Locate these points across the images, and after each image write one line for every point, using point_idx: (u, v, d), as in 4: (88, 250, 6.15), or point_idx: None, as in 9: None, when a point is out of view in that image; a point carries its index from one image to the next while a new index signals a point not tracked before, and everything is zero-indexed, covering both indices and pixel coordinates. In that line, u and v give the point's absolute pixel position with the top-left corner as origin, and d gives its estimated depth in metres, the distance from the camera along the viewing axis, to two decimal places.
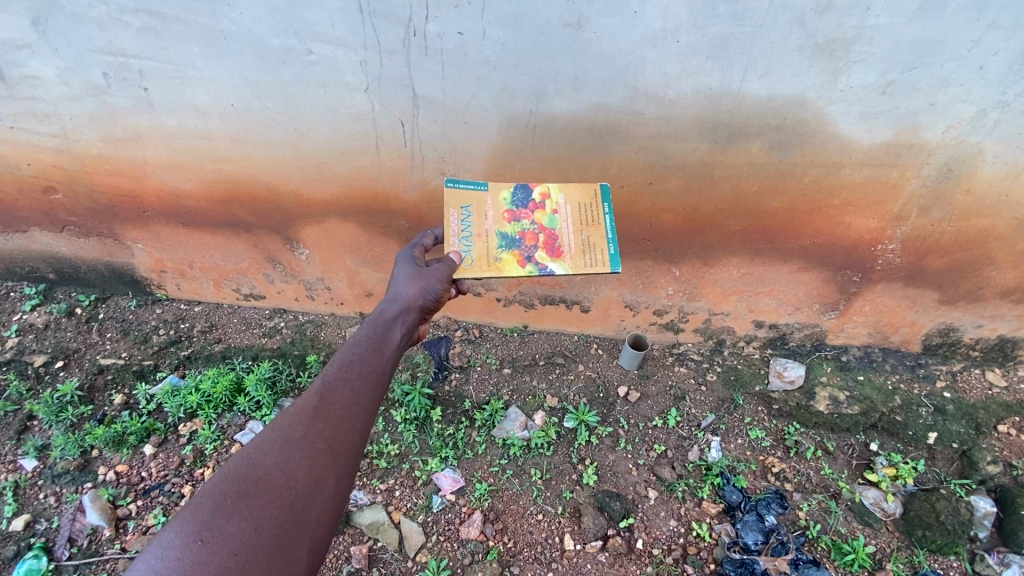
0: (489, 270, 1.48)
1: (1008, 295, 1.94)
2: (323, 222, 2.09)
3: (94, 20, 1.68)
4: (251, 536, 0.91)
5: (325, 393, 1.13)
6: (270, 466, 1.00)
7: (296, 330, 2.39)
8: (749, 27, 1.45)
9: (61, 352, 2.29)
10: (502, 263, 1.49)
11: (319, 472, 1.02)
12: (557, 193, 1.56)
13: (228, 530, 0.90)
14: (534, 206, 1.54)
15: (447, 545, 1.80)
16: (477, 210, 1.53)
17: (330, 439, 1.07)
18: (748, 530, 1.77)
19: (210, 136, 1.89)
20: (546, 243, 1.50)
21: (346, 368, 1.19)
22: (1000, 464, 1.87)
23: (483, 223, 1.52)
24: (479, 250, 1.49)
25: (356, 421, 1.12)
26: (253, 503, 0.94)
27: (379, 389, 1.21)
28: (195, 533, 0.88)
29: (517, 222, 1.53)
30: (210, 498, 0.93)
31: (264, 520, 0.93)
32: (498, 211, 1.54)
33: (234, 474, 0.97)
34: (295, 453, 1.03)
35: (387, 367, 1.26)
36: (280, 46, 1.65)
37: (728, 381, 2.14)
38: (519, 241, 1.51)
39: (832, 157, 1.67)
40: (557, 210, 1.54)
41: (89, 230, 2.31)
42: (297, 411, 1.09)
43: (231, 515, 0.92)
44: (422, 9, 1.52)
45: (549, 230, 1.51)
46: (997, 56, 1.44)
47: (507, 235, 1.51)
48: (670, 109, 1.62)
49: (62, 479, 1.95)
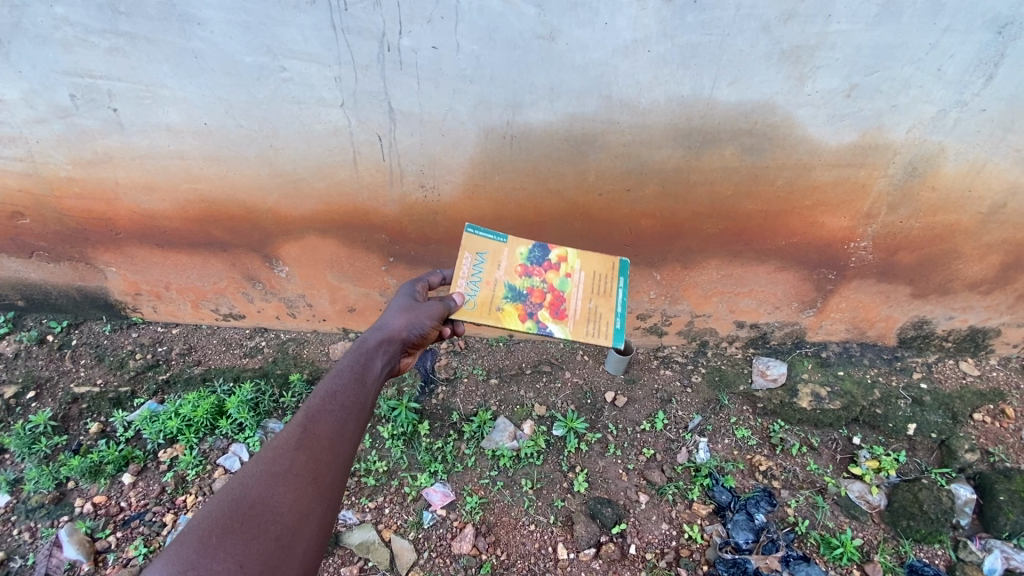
0: (490, 318, 1.48)
1: (977, 287, 2.00)
2: (302, 239, 2.07)
3: (59, 41, 1.65)
4: (236, 571, 0.90)
5: (310, 424, 1.13)
6: (256, 499, 0.99)
7: (278, 349, 2.36)
8: (717, 36, 1.49)
9: (32, 382, 2.22)
10: (504, 314, 1.49)
11: (305, 505, 1.01)
12: (574, 258, 1.60)
13: (214, 567, 0.90)
14: (549, 266, 1.58)
15: (439, 562, 1.78)
16: (492, 258, 1.55)
17: (314, 470, 1.06)
18: (739, 530, 1.78)
19: (183, 156, 1.87)
20: (551, 305, 1.53)
21: (330, 399, 1.18)
22: (978, 451, 1.92)
23: (494, 272, 1.54)
24: (484, 297, 1.50)
25: (340, 453, 1.11)
26: (239, 539, 0.94)
27: (363, 419, 1.20)
28: (181, 571, 0.88)
29: (528, 278, 1.56)
30: (196, 533, 0.93)
31: (249, 556, 0.92)
32: (511, 263, 1.56)
33: (220, 510, 0.97)
34: (281, 486, 1.02)
35: (370, 396, 1.25)
36: (252, 64, 1.63)
37: (712, 382, 2.17)
38: (526, 295, 1.53)
39: (802, 159, 1.71)
40: (570, 274, 1.58)
41: (59, 255, 2.25)
42: (280, 444, 1.08)
43: (217, 552, 0.91)
44: (395, 24, 1.53)
45: (558, 292, 1.55)
46: (953, 58, 1.50)
47: (516, 288, 1.53)
48: (644, 117, 1.65)
49: (36, 513, 1.88)
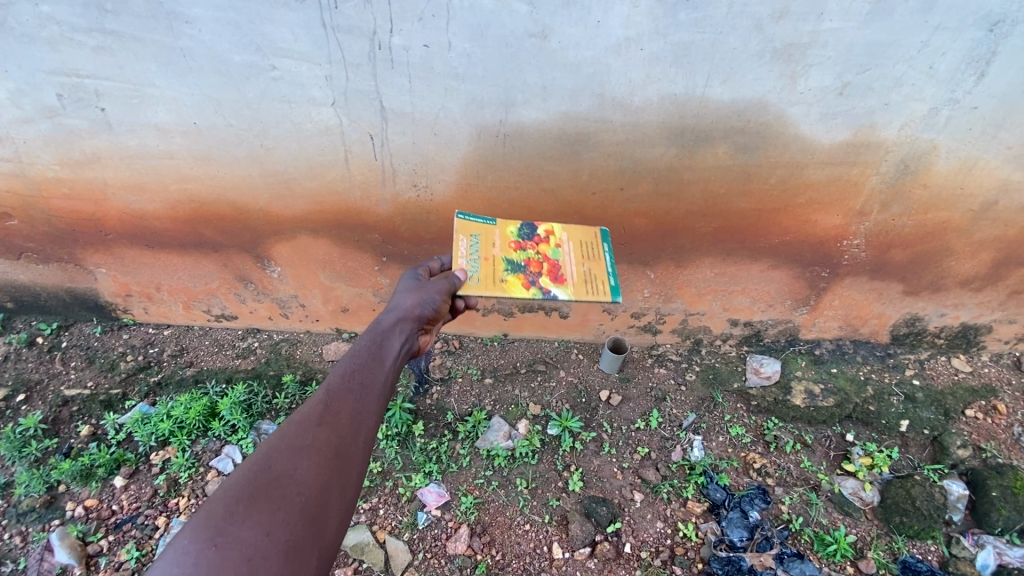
0: (496, 289, 1.45)
1: (968, 284, 2.01)
2: (294, 239, 2.05)
3: (45, 40, 1.62)
4: (263, 540, 0.89)
5: (330, 401, 1.12)
6: (281, 470, 0.98)
7: (271, 350, 2.34)
8: (710, 34, 1.48)
9: (22, 384, 2.20)
10: (509, 285, 1.47)
11: (328, 479, 1.00)
12: (560, 231, 1.65)
13: (242, 535, 0.88)
14: (539, 239, 1.60)
15: (434, 562, 1.77)
16: (485, 238, 1.57)
17: (336, 445, 1.05)
18: (733, 527, 1.78)
19: (173, 155, 1.85)
20: (550, 271, 1.52)
21: (349, 378, 1.18)
22: (970, 447, 1.93)
23: (491, 249, 1.54)
24: (485, 272, 1.47)
25: (361, 429, 1.10)
26: (265, 509, 0.92)
27: (382, 398, 1.20)
28: (209, 537, 0.86)
29: (523, 251, 1.56)
30: (223, 502, 0.92)
31: (275, 526, 0.91)
32: (505, 241, 1.58)
33: (246, 480, 0.96)
34: (304, 459, 1.01)
35: (388, 376, 1.25)
36: (242, 63, 1.62)
37: (706, 379, 2.17)
38: (525, 267, 1.52)
39: (795, 158, 1.71)
40: (560, 245, 1.61)
41: (48, 256, 2.23)
42: (302, 419, 1.07)
43: (244, 520, 0.90)
44: (386, 22, 1.51)
45: (554, 260, 1.55)
46: (945, 56, 1.50)
47: (514, 261, 1.53)
48: (637, 115, 1.64)
49: (27, 517, 1.86)
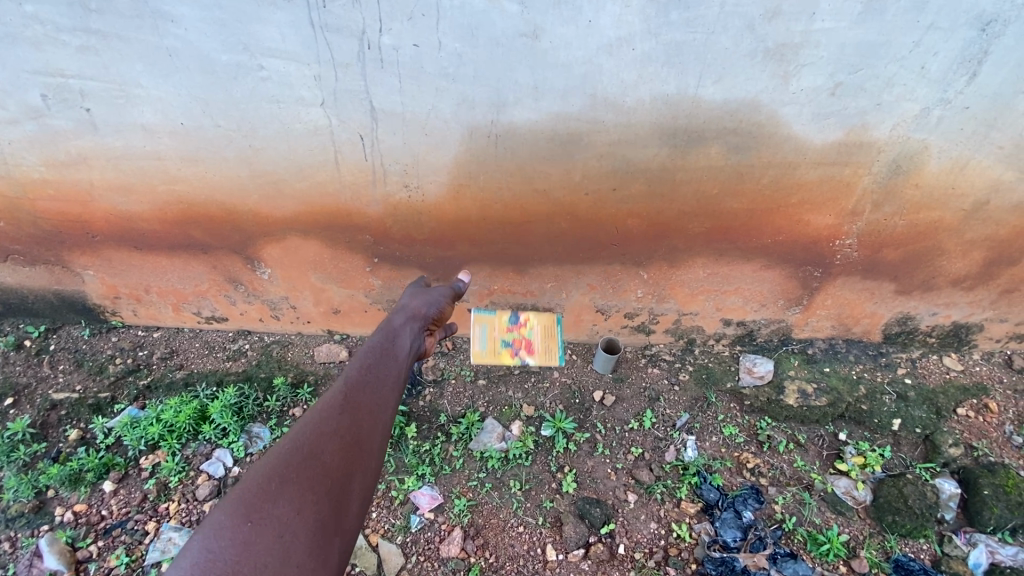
0: (495, 358, 1.97)
1: (960, 283, 2.02)
2: (285, 240, 2.03)
3: (28, 40, 1.59)
4: (295, 518, 0.92)
5: (351, 391, 1.18)
6: (309, 452, 1.03)
7: (262, 352, 2.32)
8: (702, 33, 1.47)
9: (9, 388, 2.17)
10: (502, 355, 1.98)
11: (352, 463, 1.05)
12: (531, 319, 2.04)
13: (275, 512, 0.92)
14: (519, 324, 2.02)
15: (427, 565, 1.76)
16: (489, 323, 2.01)
17: (358, 433, 1.10)
18: (727, 528, 1.79)
19: (160, 156, 1.82)
20: (526, 347, 2.01)
21: (366, 371, 1.25)
22: (962, 446, 1.94)
23: (492, 329, 2.00)
24: (489, 345, 1.98)
25: (379, 419, 1.16)
26: (296, 487, 0.96)
27: (397, 390, 1.26)
28: (244, 514, 0.90)
29: (509, 334, 2.01)
30: (255, 481, 0.96)
31: (306, 505, 0.95)
32: (499, 325, 2.01)
33: (276, 462, 1.00)
34: (329, 442, 1.06)
35: (401, 371, 1.32)
36: (229, 62, 1.59)
37: (700, 379, 2.17)
38: (512, 343, 2.01)
39: (788, 158, 1.71)
40: (532, 326, 2.03)
41: (35, 258, 2.19)
42: (326, 407, 1.13)
43: (276, 498, 0.93)
44: (375, 22, 1.49)
45: (529, 338, 2.03)
46: (936, 56, 1.50)
47: (505, 339, 2.00)
48: (629, 116, 1.64)
49: (15, 523, 1.84)
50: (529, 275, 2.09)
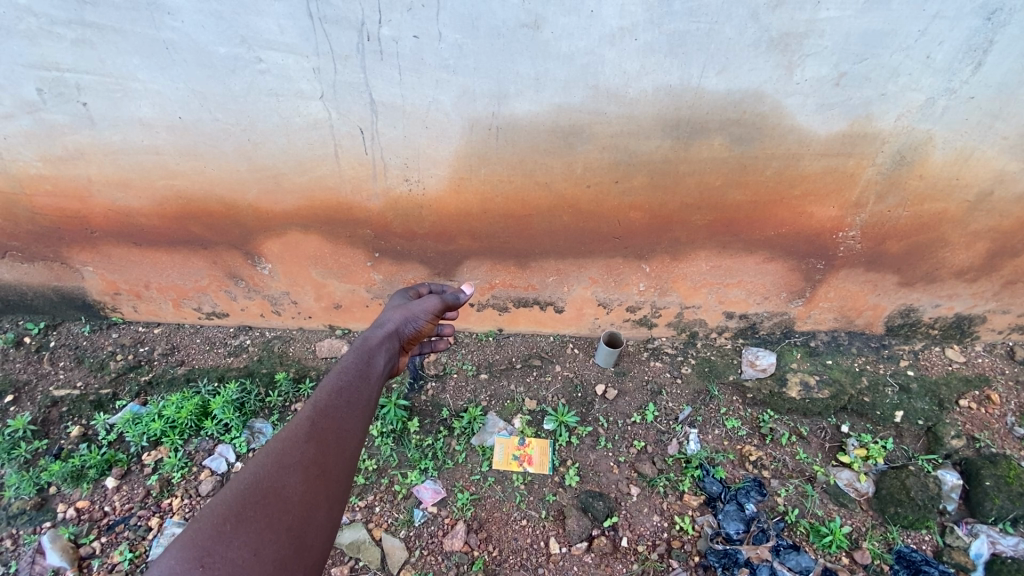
0: (500, 465, 1.95)
1: (963, 275, 2.01)
2: (285, 235, 2.02)
3: (23, 33, 1.58)
4: (251, 560, 0.87)
5: (319, 418, 1.12)
6: (269, 488, 0.96)
7: (263, 347, 2.32)
8: (705, 23, 1.46)
9: (10, 386, 2.17)
10: (506, 466, 1.95)
11: (315, 497, 1.00)
12: (537, 439, 2.02)
13: (229, 556, 0.86)
14: (527, 444, 2.00)
15: (431, 560, 1.75)
16: (503, 440, 2.02)
17: (323, 463, 1.05)
18: (729, 520, 1.78)
19: (158, 151, 1.81)
20: (527, 457, 1.97)
21: (336, 395, 1.19)
22: (964, 437, 1.94)
23: (501, 449, 1.99)
24: (496, 455, 1.98)
25: (347, 447, 1.11)
26: (254, 526, 0.90)
27: (367, 415, 1.21)
28: (196, 558, 0.84)
29: (516, 451, 1.99)
30: (210, 521, 0.89)
31: (263, 545, 0.89)
32: (510, 443, 2.01)
33: (233, 498, 0.94)
34: (292, 476, 1.00)
35: (374, 393, 1.27)
36: (227, 55, 1.58)
37: (703, 372, 2.17)
38: (518, 455, 1.98)
39: (792, 149, 1.70)
40: (535, 446, 2.00)
41: (33, 255, 2.18)
42: (290, 435, 1.06)
43: (231, 540, 0.87)
44: (374, 13, 1.47)
45: (532, 448, 1.99)
46: (942, 45, 1.48)
47: (511, 456, 1.98)
48: (632, 107, 1.62)
49: (17, 520, 1.83)
50: (530, 269, 2.08)
